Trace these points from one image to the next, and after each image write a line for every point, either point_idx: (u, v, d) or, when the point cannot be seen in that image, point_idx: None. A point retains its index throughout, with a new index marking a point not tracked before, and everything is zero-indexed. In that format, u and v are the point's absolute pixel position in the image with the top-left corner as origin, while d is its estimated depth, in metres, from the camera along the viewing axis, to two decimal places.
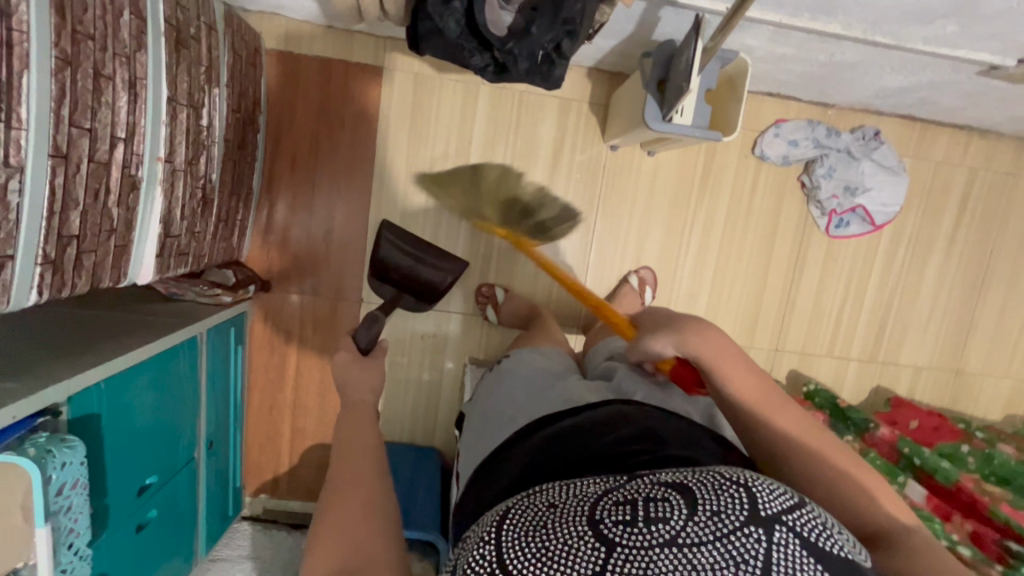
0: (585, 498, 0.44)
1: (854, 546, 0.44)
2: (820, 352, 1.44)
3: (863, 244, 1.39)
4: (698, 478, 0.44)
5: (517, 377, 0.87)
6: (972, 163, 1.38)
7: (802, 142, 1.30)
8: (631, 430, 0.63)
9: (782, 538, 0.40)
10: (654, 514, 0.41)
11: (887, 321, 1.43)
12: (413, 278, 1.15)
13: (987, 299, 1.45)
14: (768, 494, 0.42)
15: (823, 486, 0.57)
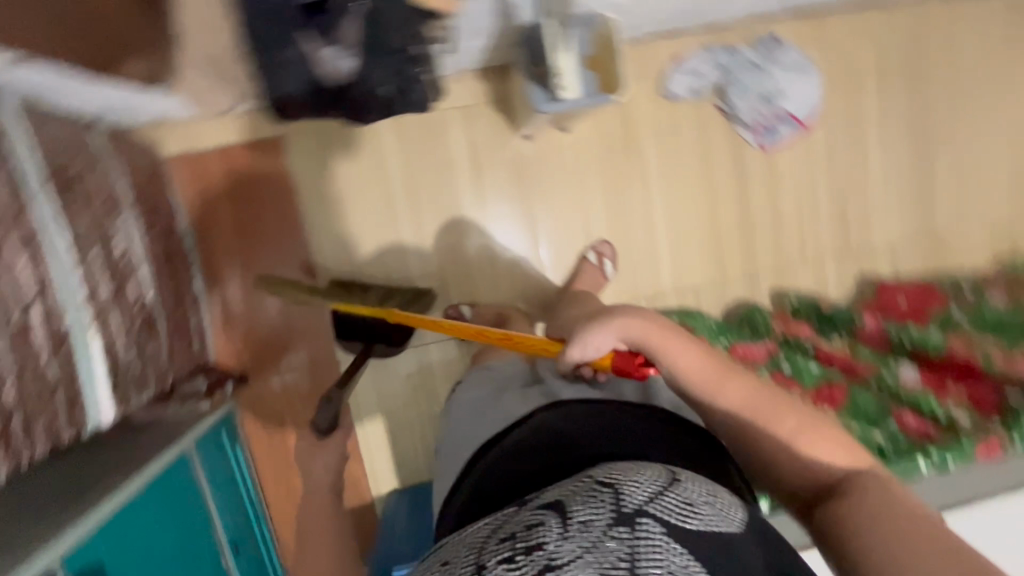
0: (481, 543, 0.51)
1: (723, 515, 0.54)
2: (792, 262, 1.43)
3: (798, 146, 1.39)
4: (574, 494, 0.53)
5: (467, 404, 0.90)
6: (876, 34, 1.37)
7: (705, 70, 1.31)
8: (567, 436, 0.69)
9: (644, 530, 0.49)
10: (534, 541, 0.49)
11: (846, 211, 1.43)
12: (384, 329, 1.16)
13: (937, 157, 1.44)
14: (633, 492, 0.52)
15: (784, 449, 0.63)
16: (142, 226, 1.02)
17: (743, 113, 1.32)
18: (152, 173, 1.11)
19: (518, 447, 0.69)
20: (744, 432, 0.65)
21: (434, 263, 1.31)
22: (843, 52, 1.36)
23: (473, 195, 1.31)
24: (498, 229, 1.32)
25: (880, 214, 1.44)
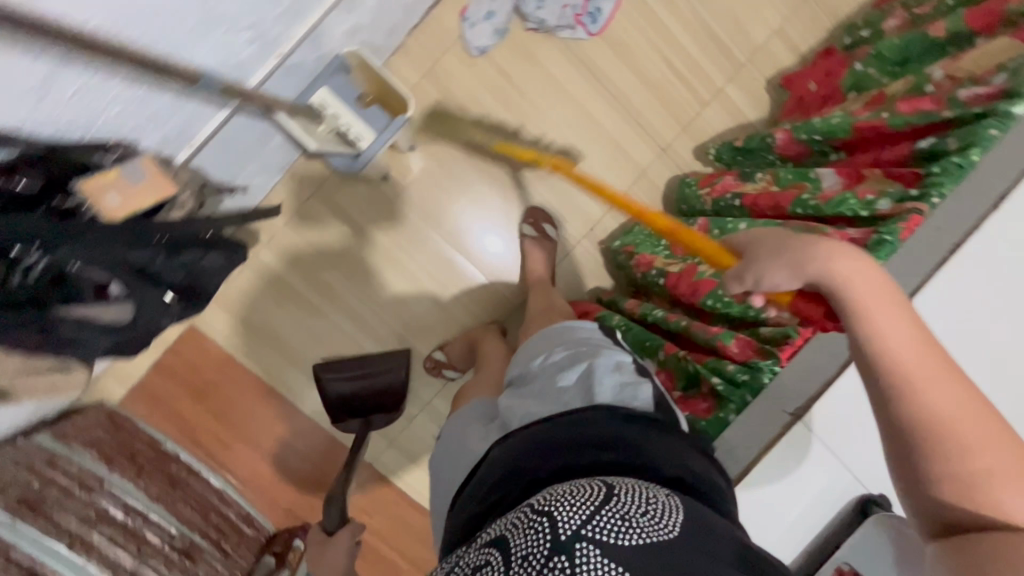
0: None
1: (661, 520, 0.64)
2: (694, 112, 1.35)
3: (626, 8, 1.30)
4: (520, 524, 0.64)
5: (442, 441, 0.99)
6: None
7: (495, 8, 1.24)
8: (544, 453, 0.76)
9: (581, 556, 0.60)
10: None
11: (711, 33, 1.33)
12: (375, 394, 1.17)
13: None
14: (567, 521, 0.62)
15: (971, 462, 0.57)
16: (129, 479, 1.08)
17: (555, 17, 1.24)
18: (112, 426, 1.15)
19: (487, 478, 0.79)
20: (917, 438, 0.59)
21: (389, 333, 1.33)
22: None
23: (379, 257, 1.30)
24: (420, 268, 1.32)
25: (747, 13, 1.34)
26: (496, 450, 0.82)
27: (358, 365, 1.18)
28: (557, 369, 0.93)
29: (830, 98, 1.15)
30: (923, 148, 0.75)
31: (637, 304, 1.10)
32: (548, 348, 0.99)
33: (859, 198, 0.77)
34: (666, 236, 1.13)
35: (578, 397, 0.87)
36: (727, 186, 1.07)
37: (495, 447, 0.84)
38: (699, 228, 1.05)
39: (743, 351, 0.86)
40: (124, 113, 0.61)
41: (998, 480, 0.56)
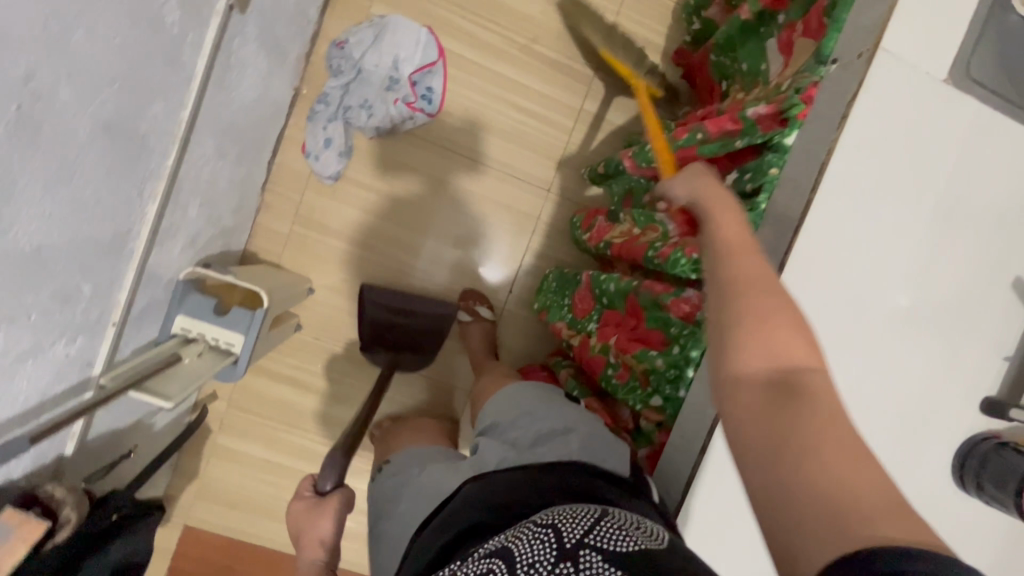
0: None
1: (657, 534, 0.56)
2: (563, 144, 1.33)
3: (455, 78, 1.28)
4: (518, 537, 0.57)
5: (396, 486, 0.88)
6: None
7: (329, 129, 1.22)
8: (517, 490, 0.67)
9: (584, 561, 0.53)
10: None
11: (548, 65, 1.30)
12: (417, 330, 1.27)
13: None
14: (570, 528, 0.56)
15: (773, 319, 0.45)
16: None
17: (386, 115, 1.23)
18: None
19: (462, 503, 0.70)
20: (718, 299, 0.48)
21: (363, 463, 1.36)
22: None
23: (325, 399, 1.33)
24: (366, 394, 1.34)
25: None
26: (467, 488, 0.73)
27: (403, 300, 1.27)
28: (533, 420, 0.82)
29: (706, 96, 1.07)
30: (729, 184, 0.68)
31: (564, 372, 1.07)
32: (519, 402, 0.87)
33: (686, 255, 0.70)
34: (567, 294, 1.10)
35: (553, 441, 0.77)
36: (602, 230, 1.05)
37: (468, 483, 0.75)
38: (586, 280, 1.01)
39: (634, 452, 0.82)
40: (8, 464, 0.66)
41: (787, 339, 0.43)
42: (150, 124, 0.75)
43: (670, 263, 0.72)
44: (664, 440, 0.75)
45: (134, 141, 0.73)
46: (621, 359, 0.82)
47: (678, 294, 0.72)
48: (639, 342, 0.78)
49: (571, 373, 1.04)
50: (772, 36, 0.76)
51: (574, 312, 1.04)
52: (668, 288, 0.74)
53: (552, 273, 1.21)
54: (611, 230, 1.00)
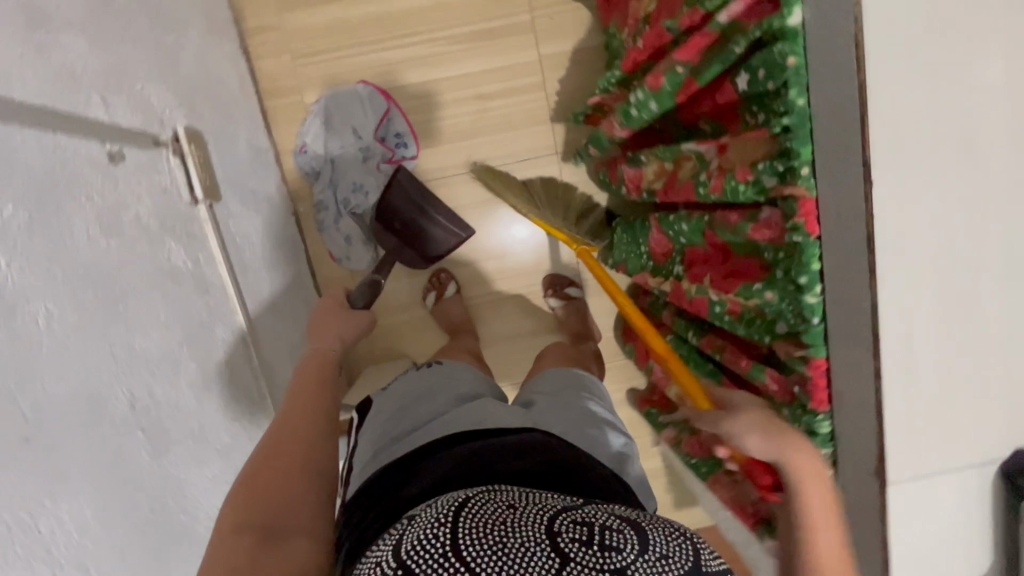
0: (544, 511, 0.46)
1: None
2: (547, 105, 1.24)
3: (414, 112, 1.22)
4: (650, 521, 0.47)
5: (413, 397, 0.82)
6: (283, 26, 1.17)
7: (342, 229, 1.22)
8: (560, 467, 0.61)
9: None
10: (608, 540, 0.43)
11: (487, 41, 1.21)
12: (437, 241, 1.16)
13: None
14: (706, 551, 0.46)
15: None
16: None
17: (380, 184, 1.21)
18: None
19: (523, 439, 0.64)
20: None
21: None
22: (302, 52, 1.18)
23: None
24: None
25: None
26: (525, 433, 0.65)
27: (428, 198, 1.16)
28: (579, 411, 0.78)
29: None
30: (744, 91, 0.61)
31: (667, 316, 0.95)
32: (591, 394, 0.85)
33: (740, 181, 0.62)
34: (641, 241, 1.01)
35: (591, 424, 0.75)
36: (636, 179, 0.94)
37: (528, 430, 0.66)
38: (655, 228, 0.92)
39: (781, 388, 0.66)
40: None
41: None
42: (224, 346, 0.81)
43: (728, 191, 0.65)
44: (778, 391, 0.67)
45: (224, 370, 0.79)
46: (726, 293, 0.71)
47: (755, 218, 0.63)
48: (738, 278, 0.69)
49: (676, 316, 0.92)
50: None
51: (655, 259, 0.95)
52: (742, 214, 0.65)
53: (623, 229, 1.10)
54: (642, 176, 0.91)
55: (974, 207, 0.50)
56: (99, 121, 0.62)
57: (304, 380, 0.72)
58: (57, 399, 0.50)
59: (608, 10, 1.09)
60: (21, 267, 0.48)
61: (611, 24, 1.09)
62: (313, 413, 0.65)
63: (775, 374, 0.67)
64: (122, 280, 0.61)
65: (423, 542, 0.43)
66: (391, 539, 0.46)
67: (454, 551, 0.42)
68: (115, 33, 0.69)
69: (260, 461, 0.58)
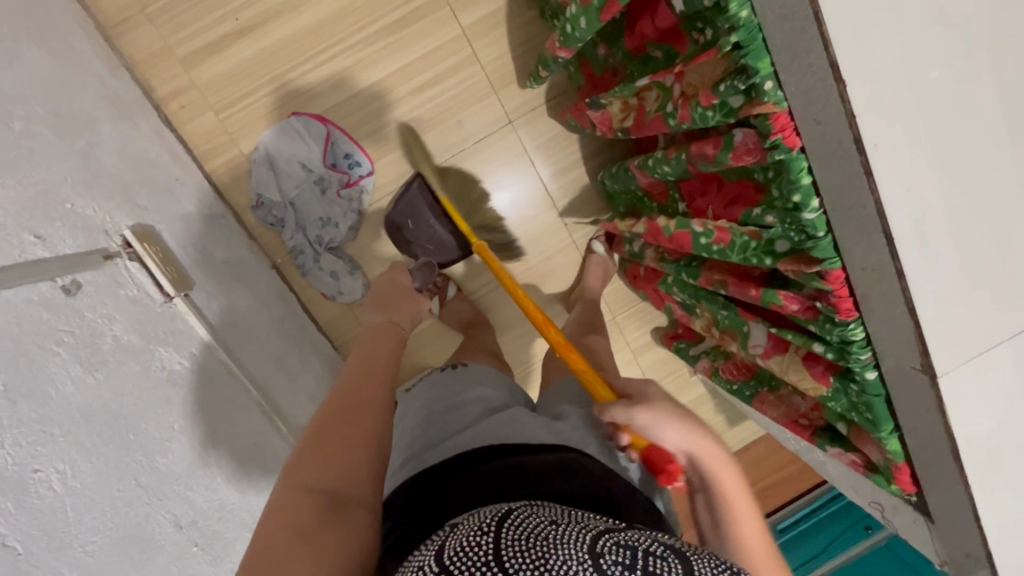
0: (589, 530, 0.45)
1: None
2: (486, 77, 1.18)
3: (357, 128, 1.17)
4: (698, 554, 0.46)
5: (438, 403, 0.80)
6: (195, 83, 1.11)
7: (324, 269, 1.18)
8: (586, 489, 0.58)
9: None
10: (652, 567, 0.43)
11: (405, 31, 1.13)
12: (433, 237, 1.16)
13: None
14: None
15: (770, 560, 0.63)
16: None
17: (347, 211, 1.17)
18: None
19: (560, 460, 0.62)
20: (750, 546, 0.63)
21: None
22: (223, 103, 1.12)
23: None
24: None
25: None
26: (553, 455, 0.63)
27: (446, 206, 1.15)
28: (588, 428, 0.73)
29: None
30: (682, 10, 0.58)
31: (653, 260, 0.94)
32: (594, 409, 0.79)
33: (705, 107, 0.59)
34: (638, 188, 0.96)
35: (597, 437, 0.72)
36: (605, 119, 0.91)
37: (556, 450, 0.64)
38: (641, 171, 0.89)
39: (804, 306, 0.63)
40: None
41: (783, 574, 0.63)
42: (245, 428, 0.80)
43: (698, 120, 0.62)
44: (800, 309, 0.63)
45: (251, 449, 0.79)
46: (714, 222, 0.68)
47: (732, 145, 0.60)
48: (740, 202, 0.66)
49: (664, 261, 0.91)
50: None
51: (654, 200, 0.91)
52: (717, 144, 0.62)
53: (608, 177, 1.06)
54: (610, 118, 0.88)
55: (957, 72, 0.46)
56: (44, 260, 0.60)
57: (370, 356, 0.69)
58: (100, 551, 0.51)
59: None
60: (19, 440, 0.47)
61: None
62: (379, 384, 0.64)
63: (791, 294, 0.64)
64: (120, 409, 0.59)
65: (466, 547, 0.43)
66: (435, 544, 0.46)
67: (496, 559, 0.42)
68: (25, 160, 0.65)
69: (329, 418, 0.59)
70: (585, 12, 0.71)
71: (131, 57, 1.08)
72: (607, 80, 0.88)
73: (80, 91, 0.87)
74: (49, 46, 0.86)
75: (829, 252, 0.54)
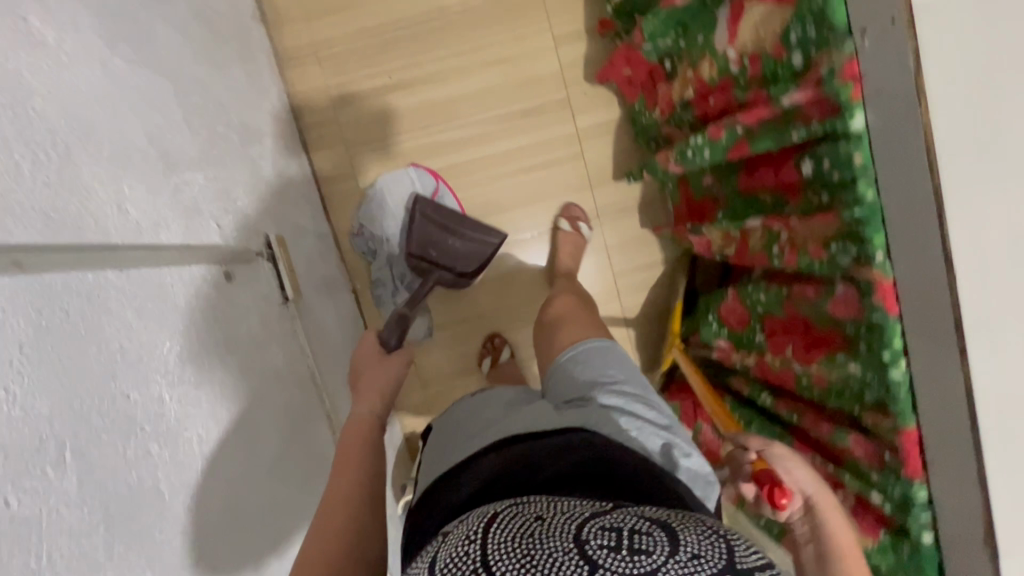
0: (571, 519, 0.47)
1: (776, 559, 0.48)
2: (588, 174, 1.30)
3: (464, 190, 1.29)
4: (682, 523, 0.48)
5: (470, 407, 0.88)
6: (338, 120, 1.25)
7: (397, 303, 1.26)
8: (583, 466, 0.63)
9: None
10: (636, 544, 0.43)
11: (528, 121, 1.28)
12: (470, 254, 1.19)
13: (461, 18, 1.24)
14: (745, 550, 0.46)
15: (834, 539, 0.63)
16: None
17: None
18: None
19: (563, 443, 0.68)
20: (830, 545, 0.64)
21: None
22: (356, 142, 1.26)
23: None
24: None
25: (524, 69, 1.26)
26: (557, 439, 0.69)
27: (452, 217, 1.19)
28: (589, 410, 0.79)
29: (652, 71, 1.04)
30: (808, 175, 0.67)
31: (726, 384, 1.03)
32: (602, 392, 0.84)
33: (815, 258, 0.68)
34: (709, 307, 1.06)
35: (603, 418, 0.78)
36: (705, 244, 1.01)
37: (557, 436, 0.70)
38: (731, 290, 0.94)
39: (870, 453, 0.69)
40: None
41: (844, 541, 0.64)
42: (315, 437, 0.85)
43: (804, 267, 0.71)
44: (867, 455, 0.69)
45: (316, 459, 0.83)
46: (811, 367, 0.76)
47: (833, 294, 0.68)
48: (821, 348, 0.73)
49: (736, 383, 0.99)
50: (721, 7, 0.78)
51: (729, 328, 0.95)
52: (819, 290, 0.71)
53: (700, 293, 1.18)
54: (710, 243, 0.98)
55: None
56: (218, 247, 0.69)
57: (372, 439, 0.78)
58: (212, 519, 0.54)
59: (632, 89, 1.15)
60: (181, 399, 0.53)
61: (636, 102, 1.16)
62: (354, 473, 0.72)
63: (861, 440, 0.70)
64: (237, 393, 0.65)
65: (456, 558, 0.45)
66: (429, 556, 0.49)
67: (483, 565, 0.44)
68: (217, 161, 0.76)
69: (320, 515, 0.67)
70: (713, 150, 0.82)
71: (295, 88, 1.24)
72: (709, 205, 0.99)
73: (257, 108, 1.01)
74: (246, 68, 1.01)
75: (906, 411, 0.62)
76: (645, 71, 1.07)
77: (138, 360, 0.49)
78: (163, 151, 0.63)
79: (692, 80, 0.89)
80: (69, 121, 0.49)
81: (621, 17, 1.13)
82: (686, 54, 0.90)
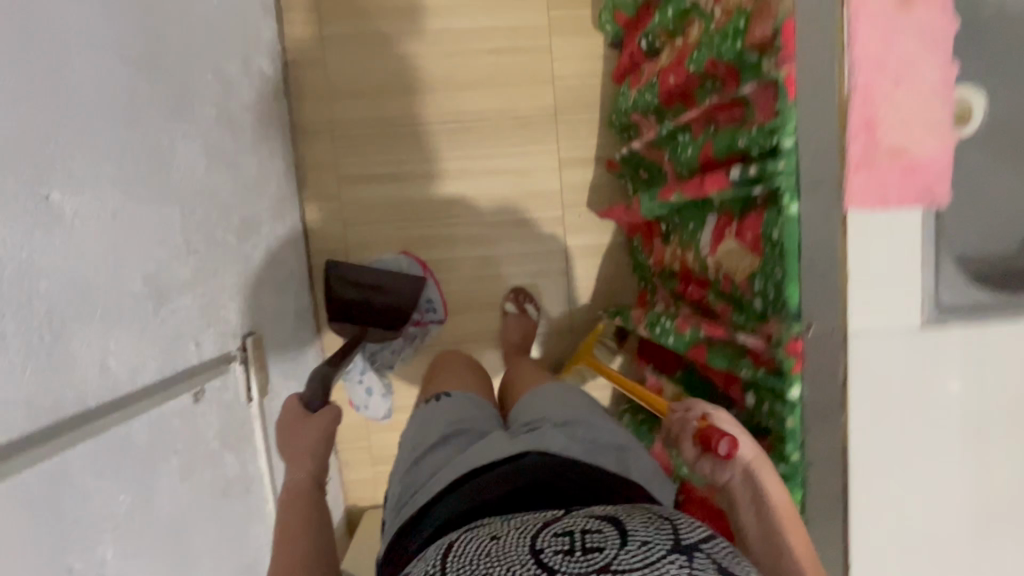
0: (525, 533, 0.51)
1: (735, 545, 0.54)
2: (569, 292, 1.36)
3: (448, 285, 1.34)
4: (628, 516, 0.53)
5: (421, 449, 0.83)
6: (341, 199, 1.29)
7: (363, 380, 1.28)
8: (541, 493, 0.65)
9: (703, 560, 0.47)
10: (589, 544, 0.48)
11: (521, 233, 1.33)
12: (388, 309, 1.23)
13: (475, 128, 1.30)
14: (689, 529, 0.51)
15: (779, 516, 0.60)
16: None
17: (405, 343, 1.30)
18: None
19: (513, 469, 0.68)
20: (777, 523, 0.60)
21: None
22: (353, 221, 1.30)
23: None
24: None
25: (527, 183, 1.32)
26: (508, 467, 0.69)
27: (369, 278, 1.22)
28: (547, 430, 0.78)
29: (651, 229, 1.12)
30: (750, 405, 0.73)
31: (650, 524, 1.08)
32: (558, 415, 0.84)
33: None
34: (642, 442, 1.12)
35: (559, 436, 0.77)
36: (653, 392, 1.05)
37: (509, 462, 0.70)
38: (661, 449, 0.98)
39: None
40: None
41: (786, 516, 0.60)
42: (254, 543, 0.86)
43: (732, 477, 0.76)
44: None
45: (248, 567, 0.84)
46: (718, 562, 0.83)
47: None
48: None
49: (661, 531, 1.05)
50: (709, 211, 0.84)
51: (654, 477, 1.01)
52: None
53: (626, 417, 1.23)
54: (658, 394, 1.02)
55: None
56: (190, 366, 0.72)
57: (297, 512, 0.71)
58: None
59: (632, 229, 1.22)
60: (123, 547, 0.56)
61: (636, 240, 1.23)
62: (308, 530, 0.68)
63: None
64: (183, 520, 0.67)
65: None
66: None
67: None
68: (208, 273, 0.79)
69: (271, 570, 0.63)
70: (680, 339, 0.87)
71: (304, 163, 1.28)
72: (663, 364, 1.04)
73: (262, 193, 1.04)
74: (259, 154, 1.04)
75: None
76: (643, 223, 1.15)
77: (87, 522, 0.51)
78: (153, 283, 0.66)
79: (679, 259, 0.95)
80: (63, 280, 0.51)
81: (626, 165, 1.21)
82: (678, 234, 0.97)
